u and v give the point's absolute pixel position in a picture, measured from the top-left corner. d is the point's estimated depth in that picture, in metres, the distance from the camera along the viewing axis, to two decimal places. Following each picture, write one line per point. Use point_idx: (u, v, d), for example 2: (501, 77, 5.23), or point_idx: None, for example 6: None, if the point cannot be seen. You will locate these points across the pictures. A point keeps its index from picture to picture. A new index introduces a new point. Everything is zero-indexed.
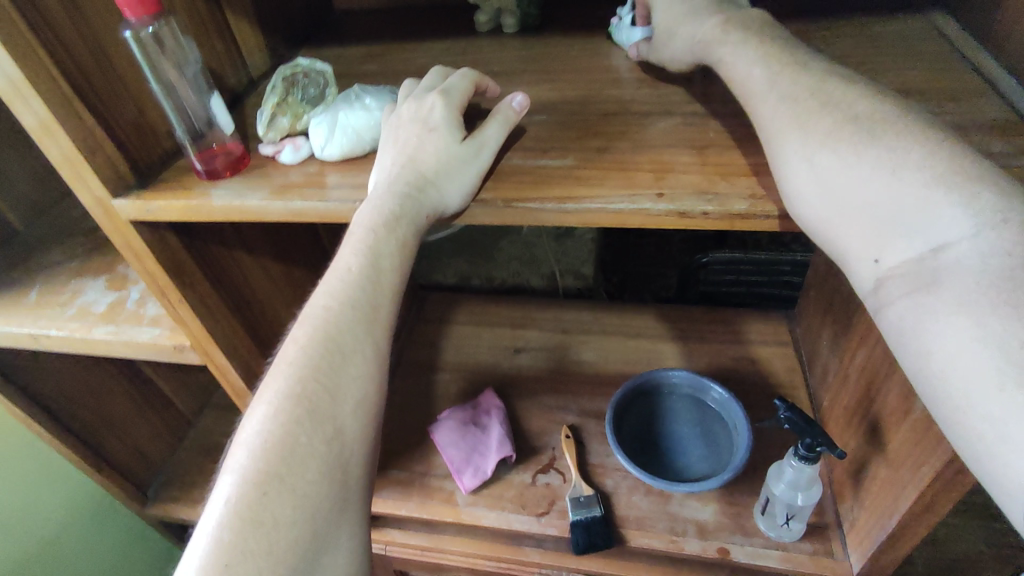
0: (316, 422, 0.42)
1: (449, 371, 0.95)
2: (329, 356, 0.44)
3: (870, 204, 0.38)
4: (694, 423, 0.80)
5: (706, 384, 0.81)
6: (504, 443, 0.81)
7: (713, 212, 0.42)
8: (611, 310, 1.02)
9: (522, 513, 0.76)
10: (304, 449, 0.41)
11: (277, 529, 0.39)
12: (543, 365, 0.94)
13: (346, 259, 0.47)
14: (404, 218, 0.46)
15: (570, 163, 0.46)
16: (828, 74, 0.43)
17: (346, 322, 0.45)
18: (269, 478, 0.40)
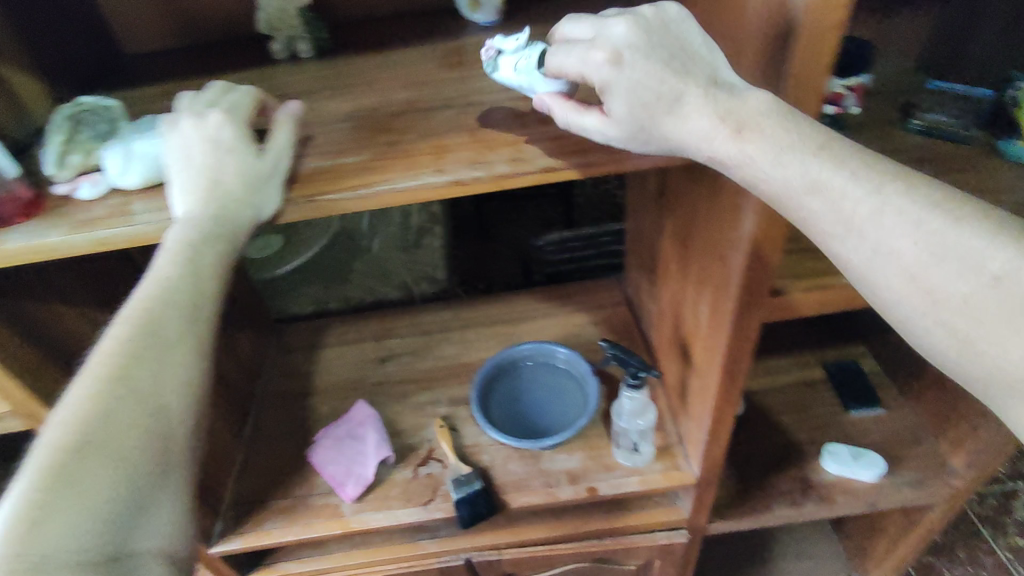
0: (139, 402, 0.49)
1: (317, 393, 0.96)
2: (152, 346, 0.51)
3: (995, 321, 0.45)
4: (551, 385, 0.88)
5: (553, 347, 0.89)
6: (381, 446, 0.85)
7: (479, 177, 0.50)
8: (466, 304, 1.09)
9: (409, 506, 0.80)
10: (126, 425, 0.48)
11: (94, 489, 0.46)
12: (409, 367, 0.98)
13: (161, 264, 0.51)
14: (216, 231, 0.50)
15: (363, 158, 0.52)
16: (875, 188, 0.46)
17: (171, 323, 0.52)
18: (87, 449, 0.46)
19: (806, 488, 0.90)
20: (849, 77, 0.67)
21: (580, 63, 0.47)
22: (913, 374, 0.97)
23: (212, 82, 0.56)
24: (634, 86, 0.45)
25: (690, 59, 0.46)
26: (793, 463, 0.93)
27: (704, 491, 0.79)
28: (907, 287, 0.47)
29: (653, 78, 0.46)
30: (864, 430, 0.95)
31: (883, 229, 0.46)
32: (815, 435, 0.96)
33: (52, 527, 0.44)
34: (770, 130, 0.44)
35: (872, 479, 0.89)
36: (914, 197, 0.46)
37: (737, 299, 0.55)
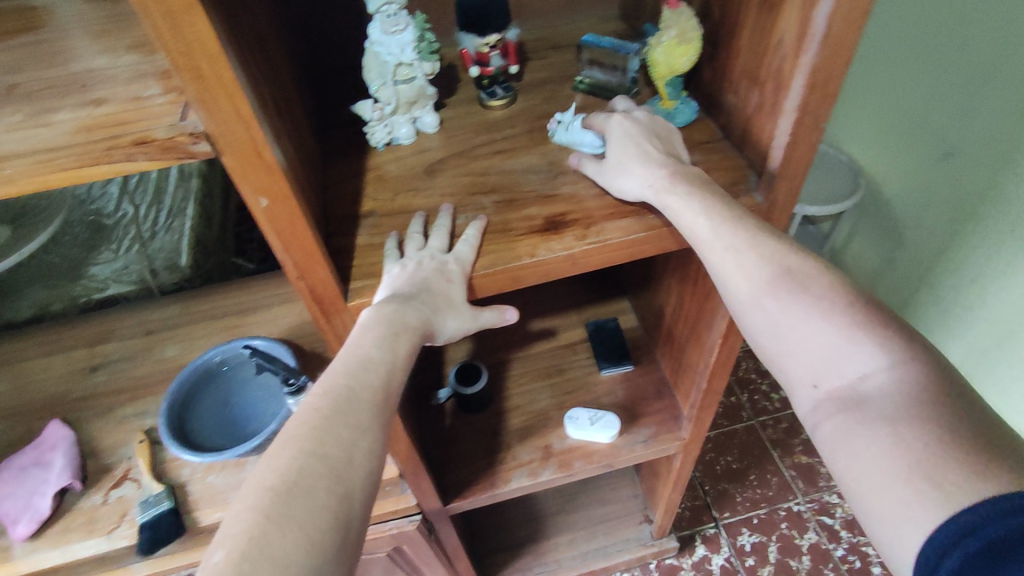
0: (321, 462, 0.42)
1: (11, 418, 0.85)
2: (243, 555, 0.37)
3: (812, 345, 0.50)
4: (262, 384, 0.81)
5: (240, 343, 0.81)
6: (65, 471, 0.76)
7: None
8: (199, 295, 0.99)
9: (90, 537, 0.72)
10: (304, 485, 0.41)
11: (278, 551, 0.37)
12: (122, 377, 0.89)
13: (364, 346, 0.48)
14: (353, 385, 0.46)
15: None
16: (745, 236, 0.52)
17: (361, 435, 0.44)
18: (308, 491, 0.40)
19: (547, 455, 0.89)
20: (487, 35, 0.63)
21: (609, 125, 0.58)
22: (655, 329, 0.97)
23: None
24: (625, 141, 0.56)
25: (666, 139, 0.57)
26: (538, 432, 0.91)
27: (415, 479, 0.78)
28: (739, 286, 0.53)
29: (633, 142, 0.56)
30: (610, 390, 0.95)
31: (719, 231, 0.52)
32: (562, 399, 0.94)
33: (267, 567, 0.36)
34: (714, 194, 0.52)
35: (608, 440, 0.89)
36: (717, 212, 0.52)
37: (312, 309, 0.50)
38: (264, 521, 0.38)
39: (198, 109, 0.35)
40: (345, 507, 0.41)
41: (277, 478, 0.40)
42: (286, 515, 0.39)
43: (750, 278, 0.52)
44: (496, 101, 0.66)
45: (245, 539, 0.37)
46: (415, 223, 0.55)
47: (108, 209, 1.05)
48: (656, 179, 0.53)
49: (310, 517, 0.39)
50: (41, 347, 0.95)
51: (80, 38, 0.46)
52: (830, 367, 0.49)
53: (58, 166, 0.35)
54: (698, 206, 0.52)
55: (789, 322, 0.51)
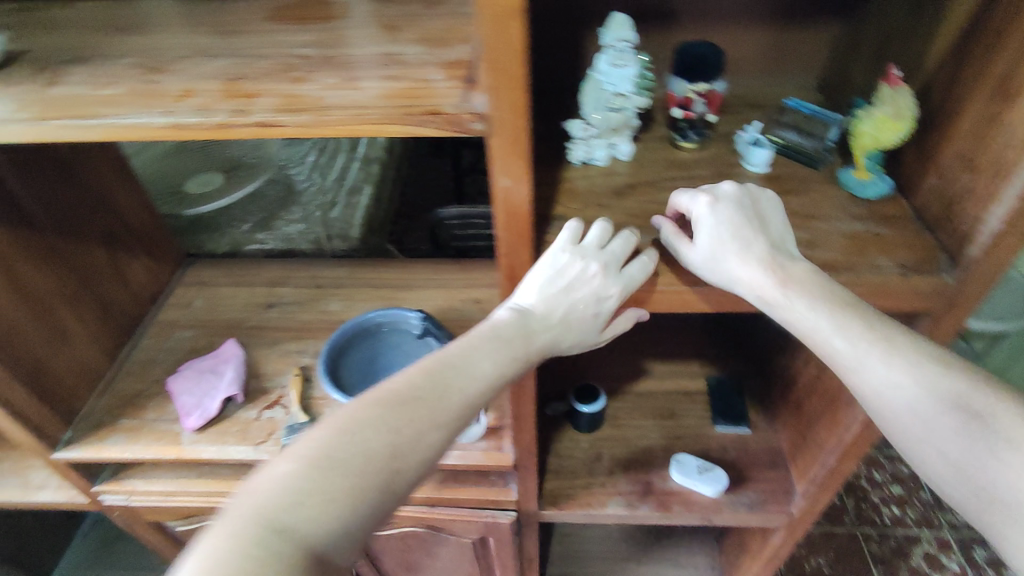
0: (423, 403, 0.50)
1: (201, 329, 1.00)
2: (313, 467, 0.44)
3: (1006, 500, 0.47)
4: (406, 353, 0.89)
5: (406, 314, 0.91)
6: (233, 383, 0.88)
7: (196, 122, 0.44)
8: (365, 265, 1.10)
9: (242, 443, 0.83)
10: (407, 416, 0.49)
11: (325, 467, 0.44)
12: (289, 317, 1.01)
13: (485, 329, 0.56)
14: (463, 360, 0.53)
15: (112, 91, 0.48)
16: (913, 355, 0.52)
17: (434, 425, 0.49)
18: (398, 423, 0.48)
19: (646, 492, 0.90)
20: (698, 83, 0.67)
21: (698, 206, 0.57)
22: (780, 398, 0.96)
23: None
24: (732, 220, 0.55)
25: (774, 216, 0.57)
26: (641, 467, 0.92)
27: (524, 477, 0.82)
28: (867, 389, 0.53)
29: (730, 224, 0.55)
30: (721, 446, 0.94)
31: (842, 339, 0.52)
32: (672, 443, 0.95)
33: (316, 480, 0.44)
34: (838, 296, 0.52)
35: (712, 494, 0.88)
36: (835, 321, 0.52)
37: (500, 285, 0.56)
38: (342, 451, 0.46)
39: (488, 95, 0.43)
40: (393, 475, 0.47)
41: (339, 427, 0.47)
42: (386, 423, 0.48)
43: (886, 391, 0.52)
44: (686, 143, 0.71)
45: (340, 439, 0.46)
46: (568, 232, 0.57)
47: (300, 174, 1.22)
48: (766, 269, 0.53)
49: (364, 450, 0.46)
50: (230, 277, 1.10)
51: (383, 30, 0.56)
52: (983, 481, 0.49)
53: (365, 119, 0.44)
54: (808, 305, 0.52)
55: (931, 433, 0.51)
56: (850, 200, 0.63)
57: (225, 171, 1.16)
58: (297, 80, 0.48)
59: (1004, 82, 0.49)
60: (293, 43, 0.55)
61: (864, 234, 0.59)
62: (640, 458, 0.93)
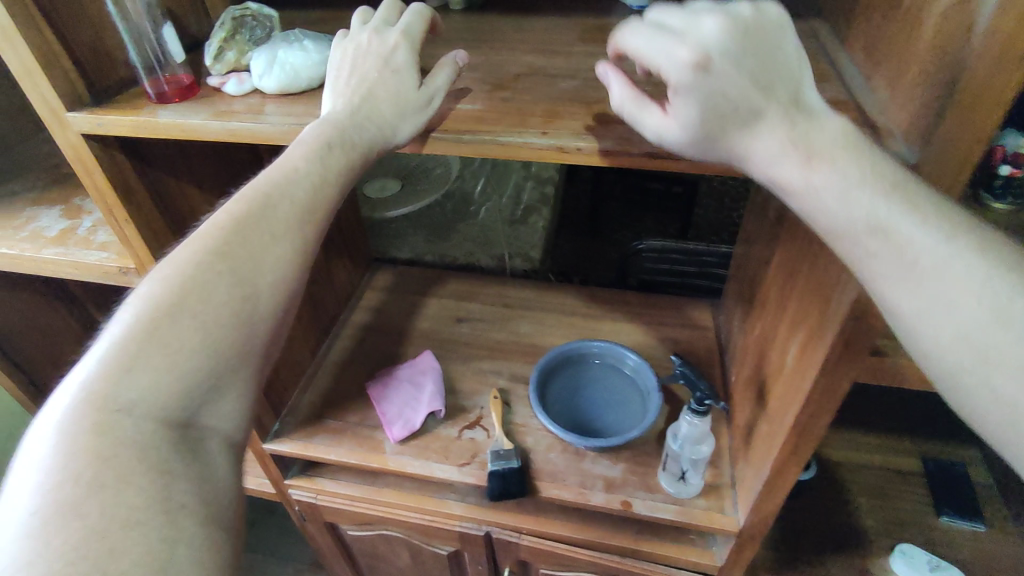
0: (217, 259, 0.45)
1: (393, 336, 1.00)
2: (182, 297, 0.42)
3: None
4: (612, 389, 0.85)
5: (622, 352, 0.86)
6: (435, 398, 0.86)
7: (581, 147, 0.43)
8: (553, 289, 1.07)
9: (445, 462, 0.81)
10: (204, 274, 0.44)
11: (209, 318, 0.43)
12: (482, 335, 0.99)
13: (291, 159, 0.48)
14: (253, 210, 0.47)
15: (477, 108, 0.48)
16: (895, 185, 0.37)
17: (235, 279, 0.45)
18: (219, 278, 0.44)
19: None
20: None
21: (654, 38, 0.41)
22: None
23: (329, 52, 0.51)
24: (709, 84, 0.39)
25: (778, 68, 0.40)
26: (856, 550, 0.83)
27: (742, 547, 0.75)
28: (925, 326, 0.37)
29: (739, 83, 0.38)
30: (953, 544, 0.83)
31: (947, 268, 0.36)
32: (892, 530, 0.84)
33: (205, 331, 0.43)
34: (862, 156, 0.38)
35: None
36: (937, 234, 0.36)
37: (834, 347, 0.49)
38: (182, 297, 0.43)
39: (930, 151, 0.39)
40: (249, 315, 0.45)
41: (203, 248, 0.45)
42: (204, 277, 0.44)
43: (962, 335, 0.35)
44: (999, 207, 0.52)
45: (194, 290, 0.43)
46: (354, 19, 0.52)
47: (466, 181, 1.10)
48: (878, 184, 0.37)
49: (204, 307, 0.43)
50: (419, 286, 1.10)
51: None
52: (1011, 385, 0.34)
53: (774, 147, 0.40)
54: (784, 147, 0.39)
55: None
56: None
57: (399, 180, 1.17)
58: None
59: None
60: (632, 69, 0.53)
61: None
62: (855, 542, 0.84)
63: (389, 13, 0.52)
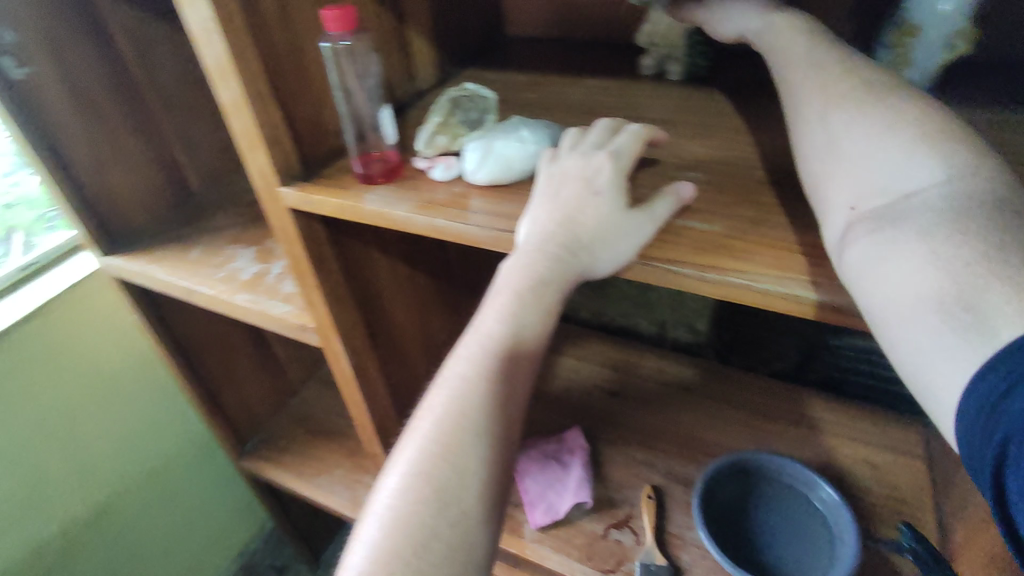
0: (441, 465, 0.39)
1: (540, 400, 0.95)
2: (429, 503, 0.37)
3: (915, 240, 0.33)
4: (789, 517, 0.72)
5: (816, 481, 0.72)
6: (582, 487, 0.79)
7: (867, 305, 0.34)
8: (720, 373, 0.95)
9: (587, 564, 0.73)
10: (423, 484, 0.38)
11: (432, 537, 0.37)
12: (637, 416, 0.90)
13: (491, 321, 0.43)
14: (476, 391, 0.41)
15: (717, 232, 0.40)
16: (866, 84, 0.40)
17: (455, 480, 0.38)
18: (440, 480, 0.38)
19: None
20: None
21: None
22: None
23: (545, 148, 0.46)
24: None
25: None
26: None
27: None
28: (836, 185, 0.38)
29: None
30: None
31: (881, 144, 0.37)
32: None
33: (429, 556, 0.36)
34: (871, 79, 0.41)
35: None
36: (878, 118, 0.38)
37: None
38: (428, 507, 0.37)
39: None
40: (475, 528, 0.38)
41: (439, 439, 0.39)
42: (426, 488, 0.38)
43: (876, 199, 0.36)
44: None
45: (416, 507, 0.37)
46: (564, 138, 0.46)
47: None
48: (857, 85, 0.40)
49: (421, 521, 0.37)
50: (570, 346, 1.04)
51: None
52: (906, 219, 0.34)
53: None
54: (827, 95, 0.41)
55: (903, 241, 0.33)
56: None
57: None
58: None
59: None
60: None
61: None
62: None
63: (604, 135, 0.46)
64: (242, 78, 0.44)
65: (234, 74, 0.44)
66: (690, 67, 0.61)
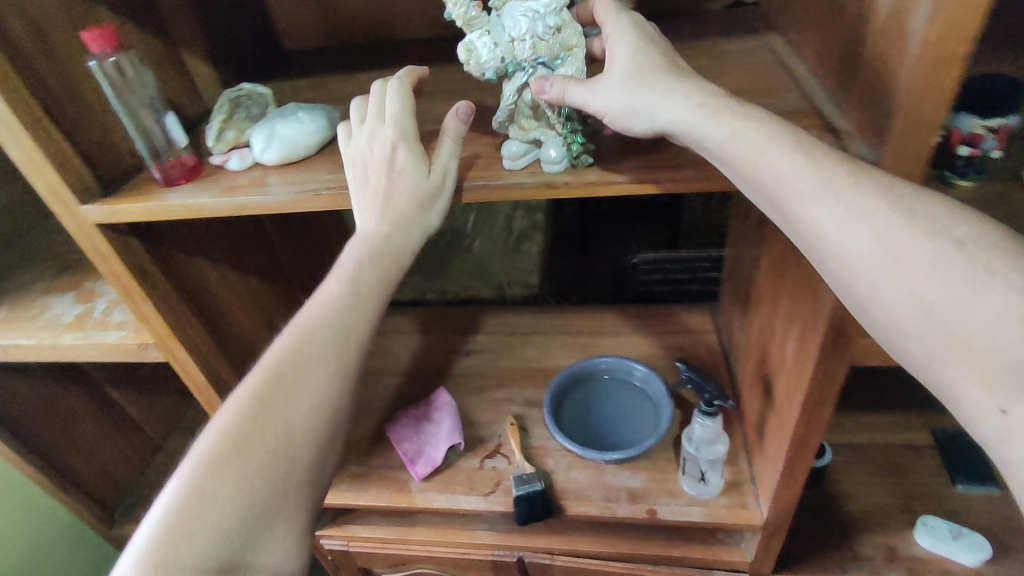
0: (265, 414, 0.54)
1: (403, 376, 1.02)
2: (229, 455, 0.52)
3: (971, 344, 0.40)
4: (620, 399, 0.88)
5: (632, 364, 0.89)
6: (453, 432, 0.89)
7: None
8: (553, 311, 1.10)
9: (471, 493, 0.83)
10: (250, 429, 0.53)
11: (252, 467, 0.52)
12: (492, 364, 1.01)
13: (330, 288, 0.57)
14: (299, 360, 0.55)
15: None
16: (805, 146, 0.46)
17: (279, 428, 0.54)
18: (257, 424, 0.53)
19: (893, 558, 0.82)
20: (993, 118, 0.59)
21: None
22: None
23: (322, 120, 0.56)
24: None
25: None
26: (880, 530, 0.85)
27: (769, 540, 0.76)
28: (883, 285, 0.43)
29: None
30: (970, 510, 0.85)
31: (880, 234, 0.43)
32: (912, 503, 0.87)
33: (248, 483, 0.52)
34: (679, 80, 0.50)
35: (974, 564, 0.79)
36: (837, 183, 0.44)
37: (825, 337, 0.53)
38: (234, 455, 0.52)
39: (890, 142, 0.44)
40: (287, 466, 0.54)
41: (263, 392, 0.54)
42: (249, 430, 0.53)
43: (928, 301, 0.42)
44: (963, 181, 0.64)
45: (243, 439, 0.53)
46: (351, 112, 0.56)
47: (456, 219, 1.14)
48: (702, 110, 0.48)
49: (249, 451, 0.52)
50: (422, 323, 1.13)
51: None
52: (969, 335, 0.41)
53: None
54: (757, 148, 0.46)
55: (978, 345, 0.40)
56: None
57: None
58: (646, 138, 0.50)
59: None
60: None
61: None
62: (876, 522, 0.86)
63: (379, 103, 0.55)
64: (14, 107, 0.47)
65: (7, 106, 0.47)
66: (569, 156, 0.55)
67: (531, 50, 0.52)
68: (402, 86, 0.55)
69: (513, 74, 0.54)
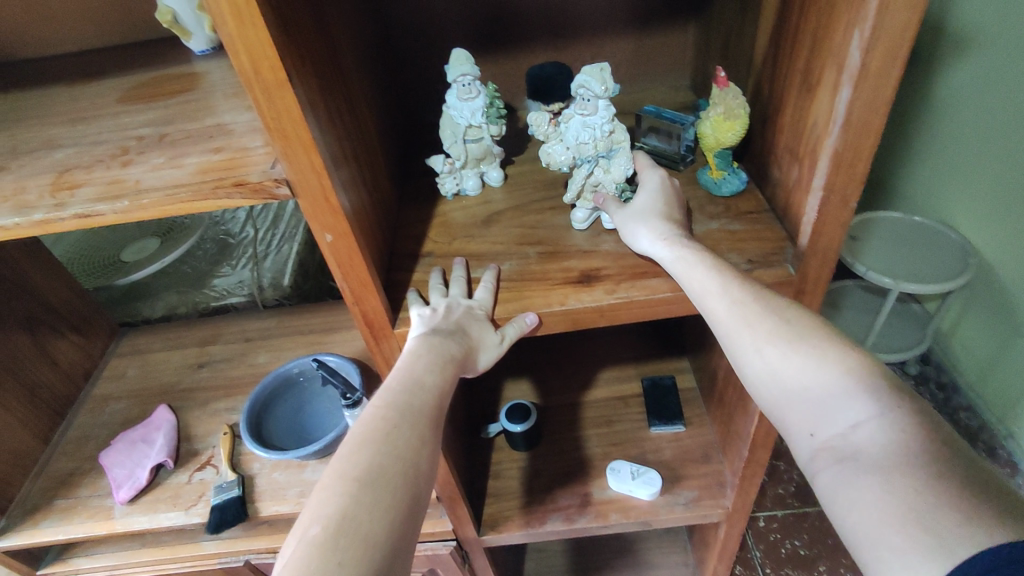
0: (370, 456, 0.46)
1: (132, 398, 1.01)
2: (350, 488, 0.44)
3: (815, 393, 0.50)
4: (316, 401, 0.90)
5: (304, 363, 0.90)
6: (162, 450, 0.89)
7: (17, 221, 0.46)
8: (294, 311, 1.11)
9: (173, 509, 0.83)
10: (384, 456, 0.47)
11: (385, 480, 0.45)
12: (220, 375, 1.02)
13: (419, 351, 0.53)
14: (419, 401, 0.51)
15: None
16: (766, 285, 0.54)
17: (394, 459, 0.47)
18: (372, 464, 0.46)
19: (585, 503, 0.90)
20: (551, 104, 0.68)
21: None
22: (710, 393, 0.96)
23: None
24: None
25: None
26: (579, 479, 0.93)
27: (452, 505, 0.83)
28: (765, 358, 0.52)
29: None
30: (655, 447, 0.95)
31: (775, 311, 0.52)
32: (609, 449, 0.96)
33: (380, 504, 0.44)
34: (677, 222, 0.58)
35: (649, 497, 0.89)
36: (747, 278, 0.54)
37: (363, 331, 0.57)
38: (376, 469, 0.46)
39: (283, 161, 0.44)
40: (403, 494, 0.46)
41: (398, 409, 0.50)
42: (398, 442, 0.48)
43: (800, 382, 0.50)
44: None
45: (343, 491, 0.44)
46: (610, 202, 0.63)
47: (235, 230, 1.22)
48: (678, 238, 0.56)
49: (334, 501, 0.43)
50: (162, 341, 1.11)
51: (220, 96, 0.57)
52: (796, 373, 0.50)
53: (178, 199, 0.45)
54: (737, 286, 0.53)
55: (838, 404, 0.48)
56: (708, 199, 0.63)
57: (159, 237, 1.15)
58: (127, 163, 0.49)
59: (805, 68, 0.50)
60: (134, 124, 0.55)
61: (720, 231, 0.60)
62: (575, 473, 0.94)
63: (480, 294, 0.57)
64: None
65: None
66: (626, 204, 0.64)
67: (593, 147, 0.61)
68: (494, 277, 0.59)
69: (580, 164, 0.62)
